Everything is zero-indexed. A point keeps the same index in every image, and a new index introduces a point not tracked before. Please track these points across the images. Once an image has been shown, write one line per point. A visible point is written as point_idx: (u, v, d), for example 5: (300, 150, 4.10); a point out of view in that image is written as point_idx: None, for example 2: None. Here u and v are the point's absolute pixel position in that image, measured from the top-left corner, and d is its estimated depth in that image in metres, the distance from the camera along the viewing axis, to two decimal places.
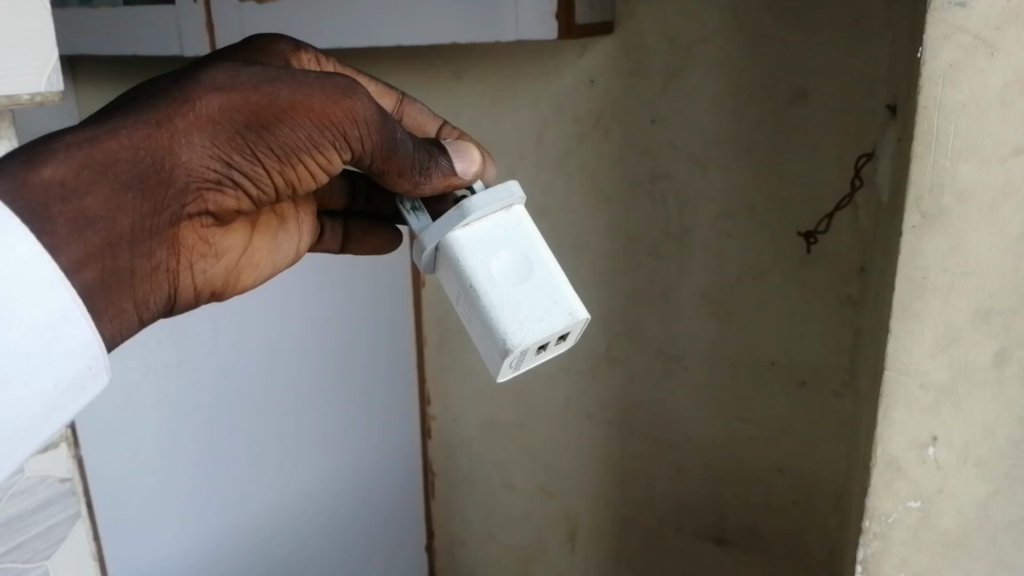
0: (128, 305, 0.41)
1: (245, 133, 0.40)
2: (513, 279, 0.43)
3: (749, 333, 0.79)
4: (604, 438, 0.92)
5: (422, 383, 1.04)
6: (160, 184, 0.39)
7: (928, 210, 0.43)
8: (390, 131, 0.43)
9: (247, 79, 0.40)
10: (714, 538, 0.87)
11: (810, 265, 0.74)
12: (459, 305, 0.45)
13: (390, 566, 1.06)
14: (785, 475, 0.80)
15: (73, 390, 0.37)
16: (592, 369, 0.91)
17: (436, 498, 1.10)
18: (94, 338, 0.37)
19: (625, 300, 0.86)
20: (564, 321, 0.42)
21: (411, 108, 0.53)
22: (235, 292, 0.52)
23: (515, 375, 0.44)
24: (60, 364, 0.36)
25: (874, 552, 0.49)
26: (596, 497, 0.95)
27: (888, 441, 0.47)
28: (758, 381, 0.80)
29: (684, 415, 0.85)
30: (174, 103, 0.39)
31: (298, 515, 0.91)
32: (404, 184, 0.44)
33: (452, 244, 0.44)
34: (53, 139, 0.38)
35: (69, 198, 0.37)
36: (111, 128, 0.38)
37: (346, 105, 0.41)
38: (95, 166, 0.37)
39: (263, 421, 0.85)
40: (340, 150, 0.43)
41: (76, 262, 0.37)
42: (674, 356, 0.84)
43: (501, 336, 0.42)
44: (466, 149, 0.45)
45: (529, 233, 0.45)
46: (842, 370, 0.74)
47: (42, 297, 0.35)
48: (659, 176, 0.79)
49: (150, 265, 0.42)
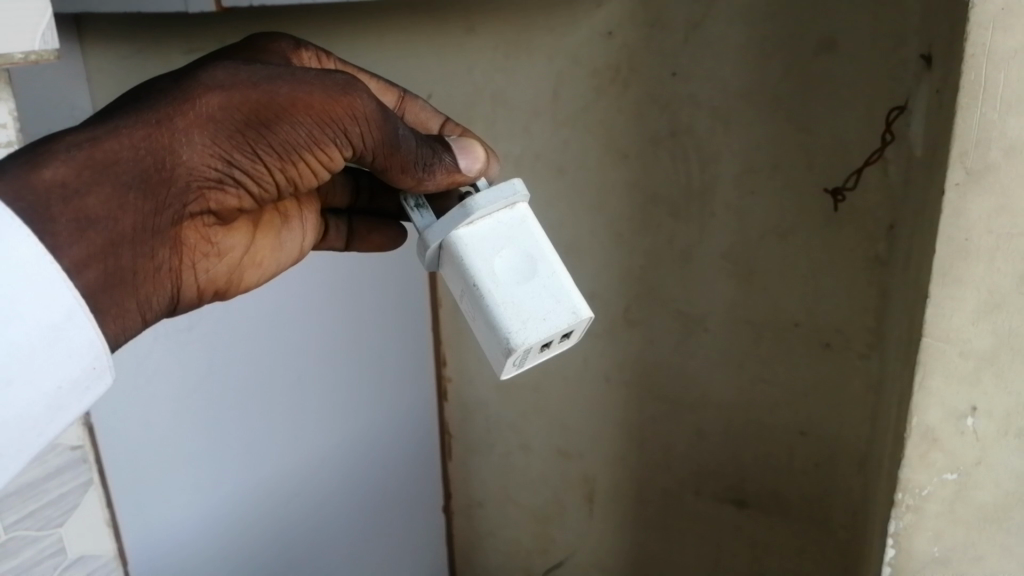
0: (131, 305, 0.44)
1: (246, 131, 0.43)
2: (516, 277, 0.46)
3: (774, 293, 0.77)
4: (622, 400, 0.91)
5: (437, 345, 1.02)
6: (162, 183, 0.42)
7: (973, 167, 0.41)
8: (391, 127, 0.46)
9: (247, 77, 0.43)
10: (734, 500, 0.87)
11: (836, 224, 0.72)
12: (462, 303, 0.47)
13: (410, 528, 1.06)
14: (807, 437, 0.80)
15: (76, 391, 0.40)
16: (610, 331, 0.89)
17: (453, 460, 1.09)
18: (96, 338, 0.40)
19: (644, 260, 0.83)
20: (567, 320, 0.45)
21: (413, 105, 0.57)
22: (239, 290, 0.56)
23: (517, 372, 0.46)
24: (63, 366, 0.39)
25: (906, 525, 0.47)
26: (615, 460, 0.94)
27: (925, 412, 0.45)
28: (781, 342, 0.78)
29: (704, 377, 0.84)
30: (175, 102, 0.41)
31: (312, 480, 0.91)
32: (408, 180, 0.47)
33: (456, 242, 0.46)
34: (54, 139, 0.40)
35: (70, 198, 0.39)
36: (112, 128, 0.41)
37: (346, 102, 0.44)
38: (95, 166, 0.40)
39: (275, 385, 0.84)
40: (341, 147, 0.46)
41: (78, 263, 0.39)
42: (695, 318, 0.82)
43: (505, 335, 0.44)
44: (471, 147, 0.49)
45: (533, 232, 0.47)
46: (868, 331, 0.73)
47: (47, 300, 0.38)
48: (680, 130, 0.76)
49: (151, 265, 0.45)
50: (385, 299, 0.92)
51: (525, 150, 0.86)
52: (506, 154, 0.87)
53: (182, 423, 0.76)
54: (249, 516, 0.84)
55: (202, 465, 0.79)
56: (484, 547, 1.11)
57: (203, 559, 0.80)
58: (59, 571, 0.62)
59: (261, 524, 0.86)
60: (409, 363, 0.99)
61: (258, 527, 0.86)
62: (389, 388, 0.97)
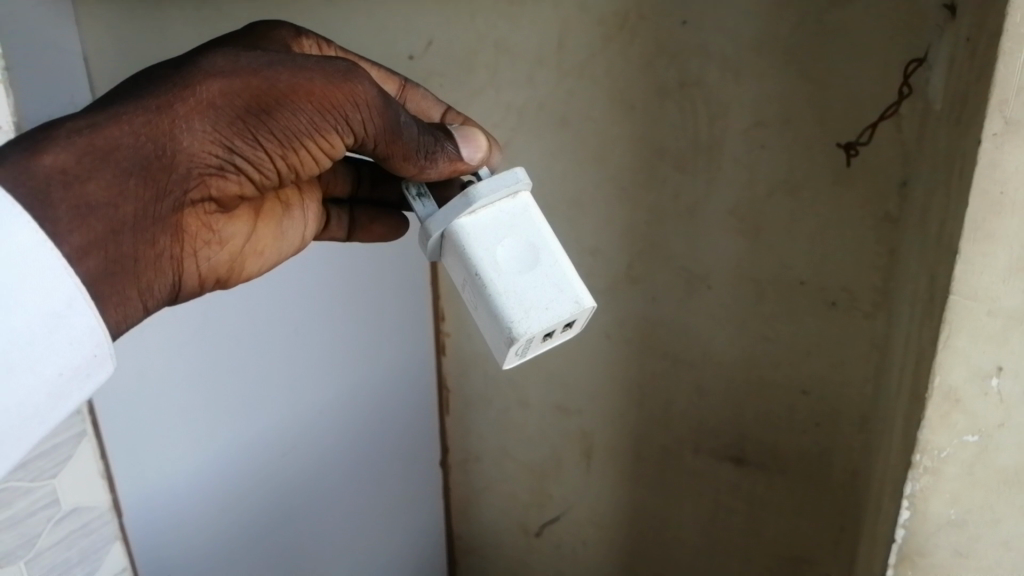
0: (132, 293, 0.47)
1: (246, 117, 0.45)
2: (519, 267, 0.47)
3: (780, 250, 0.76)
4: (622, 357, 0.90)
5: (435, 299, 1.00)
6: (162, 169, 0.44)
7: (1012, 116, 0.39)
8: (393, 115, 0.48)
9: (247, 64, 0.45)
10: (732, 458, 0.87)
11: (847, 179, 0.70)
12: (465, 292, 0.49)
13: (410, 483, 1.06)
14: (809, 397, 0.79)
15: (78, 378, 0.42)
16: (611, 287, 0.87)
17: (451, 415, 1.08)
18: (96, 326, 0.43)
19: (649, 216, 0.81)
20: (570, 309, 0.46)
21: (414, 93, 0.59)
22: (240, 278, 0.58)
23: (520, 361, 0.48)
24: (65, 353, 0.41)
25: (923, 487, 0.45)
26: (614, 417, 0.94)
27: (948, 371, 0.43)
28: (785, 301, 0.77)
29: (707, 335, 0.83)
30: (176, 89, 0.44)
31: (308, 439, 0.88)
32: (409, 168, 0.50)
33: (458, 231, 0.47)
34: (56, 125, 0.42)
35: (70, 184, 0.42)
36: (112, 115, 0.43)
37: (347, 89, 0.46)
38: (95, 152, 0.42)
39: (273, 339, 0.80)
40: (343, 134, 0.48)
41: (78, 250, 0.42)
42: (698, 274, 0.81)
43: (507, 325, 0.46)
44: (473, 136, 0.51)
45: (535, 221, 0.49)
46: (874, 290, 0.72)
47: (49, 288, 0.40)
48: (690, 82, 0.74)
49: (152, 252, 0.47)
50: (387, 261, 0.90)
51: (528, 100, 0.83)
52: (509, 103, 0.84)
53: (182, 390, 0.73)
54: (246, 471, 0.81)
55: (200, 424, 0.75)
56: (480, 501, 1.12)
57: (199, 520, 0.78)
58: (54, 522, 0.64)
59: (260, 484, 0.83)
60: (406, 317, 0.96)
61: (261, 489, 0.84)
62: (389, 343, 0.95)
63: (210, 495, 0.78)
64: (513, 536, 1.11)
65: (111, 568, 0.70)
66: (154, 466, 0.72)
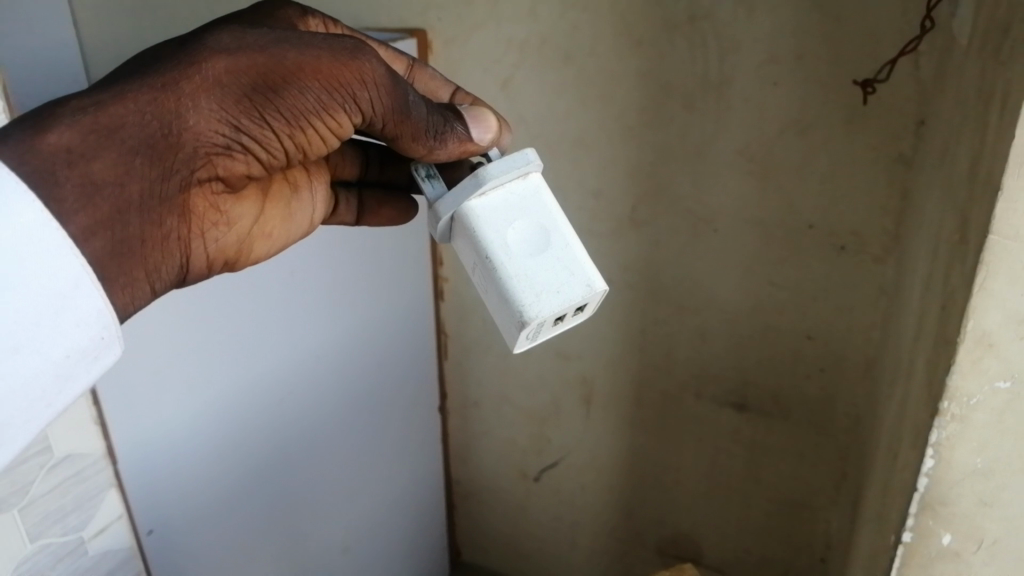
0: (139, 275, 0.44)
1: (253, 95, 0.43)
2: (530, 249, 0.45)
3: (789, 191, 0.74)
4: (624, 303, 0.88)
5: (433, 243, 0.98)
6: (169, 148, 0.42)
7: None
8: (401, 94, 0.46)
9: (253, 42, 0.43)
10: (735, 403, 0.86)
11: (861, 118, 0.68)
12: (476, 276, 0.47)
13: (409, 426, 1.05)
14: (814, 342, 0.79)
15: (84, 360, 0.40)
16: (614, 231, 0.85)
17: (448, 360, 1.07)
18: (103, 307, 0.40)
19: (654, 156, 0.79)
20: (582, 293, 0.44)
21: (422, 74, 0.56)
22: (248, 261, 0.55)
23: (531, 346, 0.46)
24: (72, 335, 0.39)
25: (949, 436, 0.37)
26: (615, 362, 0.92)
27: (984, 313, 0.34)
28: (793, 245, 0.76)
29: (711, 279, 0.81)
30: (181, 67, 0.42)
31: (305, 383, 0.86)
32: (419, 148, 0.47)
33: (468, 213, 0.45)
34: (60, 104, 0.40)
35: (75, 162, 0.39)
36: (117, 93, 0.41)
37: (354, 67, 0.44)
38: (101, 130, 0.40)
39: (277, 290, 0.78)
40: (350, 113, 0.45)
41: (84, 230, 0.40)
42: (704, 218, 0.79)
43: (517, 308, 0.43)
44: (484, 116, 0.48)
45: (545, 203, 0.47)
46: (885, 233, 0.71)
47: (55, 267, 0.38)
48: (699, 15, 0.70)
49: (159, 234, 0.45)
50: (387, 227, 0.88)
51: (530, 35, 0.79)
52: (510, 38, 0.81)
53: (191, 351, 0.70)
54: (252, 421, 0.81)
55: (195, 374, 0.72)
56: (478, 446, 1.11)
57: (195, 469, 0.75)
58: (46, 470, 0.62)
59: (259, 431, 0.82)
60: (404, 263, 0.94)
61: (260, 434, 0.82)
62: (388, 288, 0.93)
63: (207, 445, 0.76)
64: (511, 480, 1.11)
65: (106, 514, 0.68)
66: (150, 411, 0.68)
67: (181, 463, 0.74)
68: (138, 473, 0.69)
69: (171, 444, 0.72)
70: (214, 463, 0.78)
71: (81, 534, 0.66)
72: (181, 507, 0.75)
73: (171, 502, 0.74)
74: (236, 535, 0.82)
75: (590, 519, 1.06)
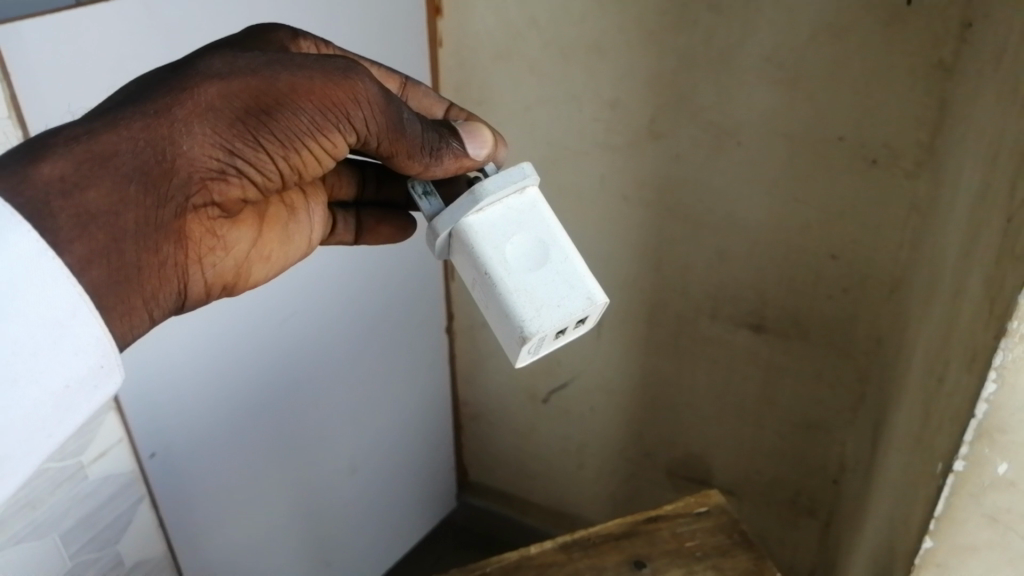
0: (138, 303, 0.41)
1: (246, 119, 0.40)
2: (528, 264, 0.42)
3: (819, 101, 0.69)
4: (640, 219, 0.84)
5: None
6: (163, 175, 0.39)
7: None
8: (395, 111, 0.43)
9: (245, 65, 0.40)
10: (752, 325, 0.84)
11: (902, 19, 0.63)
12: (475, 293, 0.43)
13: (417, 348, 1.03)
14: (837, 262, 0.76)
15: (84, 390, 0.36)
16: (631, 144, 0.80)
17: (456, 281, 1.04)
18: (103, 335, 0.36)
19: (676, 64, 0.74)
20: (582, 306, 0.41)
21: (416, 91, 0.51)
22: (246, 287, 0.51)
23: (533, 361, 0.42)
24: (67, 364, 0.35)
25: (1017, 358, 0.34)
26: (629, 283, 0.89)
27: None
28: (821, 159, 0.72)
29: (732, 195, 0.78)
30: (172, 92, 0.39)
31: (308, 313, 0.83)
32: (414, 166, 0.44)
33: (466, 230, 0.42)
34: (51, 134, 0.37)
35: (70, 192, 0.36)
36: (108, 120, 0.38)
37: (346, 86, 0.41)
38: (94, 159, 0.37)
39: None
40: (344, 133, 0.42)
41: (81, 260, 0.37)
42: (728, 129, 0.75)
43: (518, 323, 0.41)
44: (478, 131, 0.46)
45: (544, 216, 0.43)
46: (920, 146, 0.67)
47: (47, 293, 0.35)
48: None
49: (157, 261, 0.41)
50: None
51: None
52: None
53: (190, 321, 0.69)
54: (251, 366, 0.78)
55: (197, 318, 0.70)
56: (485, 369, 1.09)
57: (194, 415, 0.73)
58: None
59: (260, 366, 0.80)
60: None
61: (262, 370, 0.80)
62: None
63: (210, 383, 0.74)
64: (519, 403, 1.09)
65: (106, 436, 0.64)
66: (157, 353, 0.67)
67: (180, 417, 0.72)
68: (147, 419, 0.68)
69: (175, 383, 0.70)
70: (219, 413, 0.76)
71: (81, 458, 0.63)
72: (183, 446, 0.73)
73: (172, 452, 0.72)
74: (241, 473, 0.81)
75: (599, 440, 1.05)
